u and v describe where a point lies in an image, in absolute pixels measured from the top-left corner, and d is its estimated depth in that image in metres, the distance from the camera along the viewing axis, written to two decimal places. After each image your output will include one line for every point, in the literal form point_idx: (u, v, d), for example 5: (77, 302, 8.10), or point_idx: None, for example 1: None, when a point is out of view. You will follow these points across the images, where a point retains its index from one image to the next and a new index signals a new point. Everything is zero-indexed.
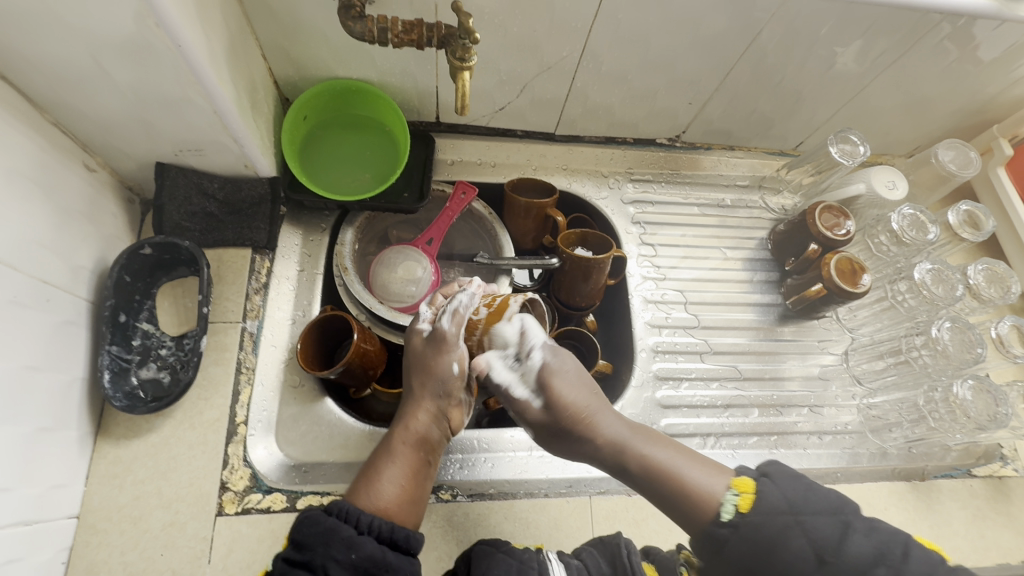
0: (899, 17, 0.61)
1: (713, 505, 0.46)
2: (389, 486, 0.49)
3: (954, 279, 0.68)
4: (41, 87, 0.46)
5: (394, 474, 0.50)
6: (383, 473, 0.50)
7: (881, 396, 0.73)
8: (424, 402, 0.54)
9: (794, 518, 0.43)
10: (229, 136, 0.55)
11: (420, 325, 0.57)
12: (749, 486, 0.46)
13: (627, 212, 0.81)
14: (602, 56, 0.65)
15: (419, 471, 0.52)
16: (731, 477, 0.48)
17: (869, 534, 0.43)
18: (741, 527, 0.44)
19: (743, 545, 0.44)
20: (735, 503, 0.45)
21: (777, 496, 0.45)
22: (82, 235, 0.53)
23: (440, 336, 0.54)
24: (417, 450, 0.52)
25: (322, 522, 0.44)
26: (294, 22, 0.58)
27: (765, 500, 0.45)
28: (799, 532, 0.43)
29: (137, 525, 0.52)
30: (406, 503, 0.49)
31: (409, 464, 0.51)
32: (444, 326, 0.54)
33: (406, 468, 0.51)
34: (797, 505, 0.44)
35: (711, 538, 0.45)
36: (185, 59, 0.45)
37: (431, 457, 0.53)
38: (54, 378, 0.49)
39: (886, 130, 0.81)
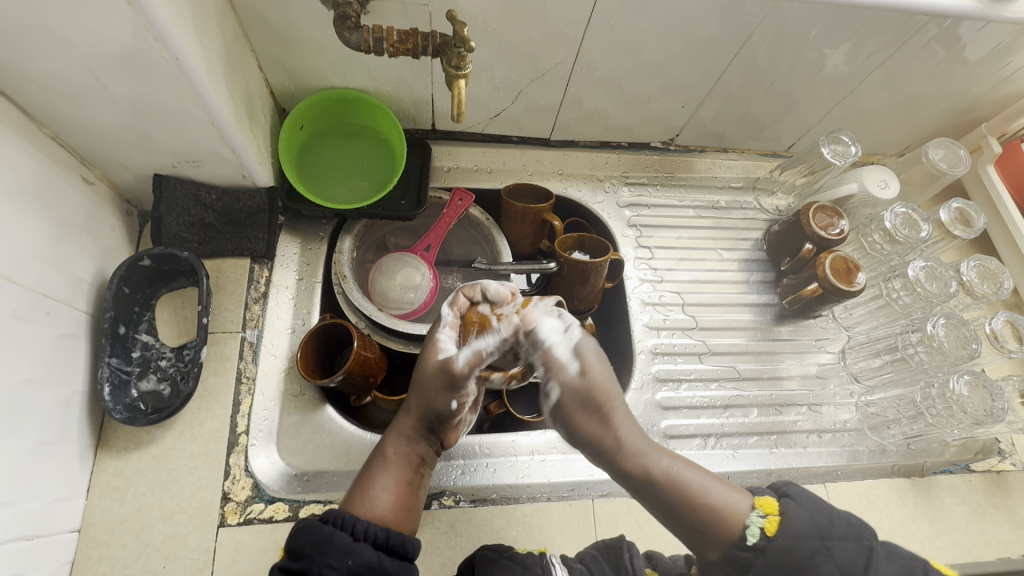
0: (885, 20, 0.62)
1: (737, 526, 0.45)
2: (384, 494, 0.49)
3: (947, 276, 0.68)
4: (39, 102, 0.47)
5: (386, 482, 0.49)
6: (377, 481, 0.49)
7: (879, 394, 0.73)
8: (422, 416, 0.53)
9: (821, 543, 0.43)
10: (227, 148, 0.56)
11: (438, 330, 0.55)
12: (774, 508, 0.46)
13: (624, 215, 0.82)
14: (595, 62, 0.66)
15: (414, 480, 0.52)
16: (754, 497, 0.47)
17: (891, 558, 0.42)
18: (767, 550, 0.44)
19: (771, 568, 0.43)
20: (762, 525, 0.45)
21: (805, 519, 0.44)
22: (80, 248, 0.53)
23: (457, 379, 0.50)
24: (411, 461, 0.52)
25: (317, 530, 0.44)
26: (289, 33, 0.58)
27: (792, 522, 0.44)
28: (826, 556, 0.42)
29: (139, 538, 0.51)
30: (402, 512, 0.49)
31: (404, 473, 0.51)
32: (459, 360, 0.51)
33: (401, 478, 0.50)
34: (824, 528, 0.43)
35: (736, 559, 0.45)
36: (183, 71, 0.46)
37: (426, 467, 0.53)
38: (54, 390, 0.49)
39: (877, 131, 0.82)
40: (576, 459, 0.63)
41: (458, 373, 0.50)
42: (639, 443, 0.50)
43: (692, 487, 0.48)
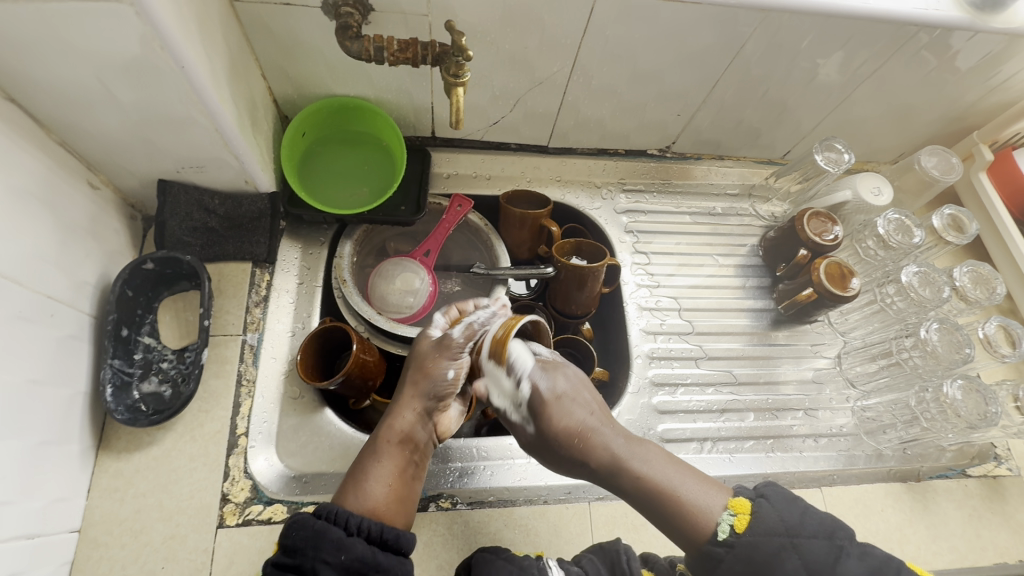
0: (875, 29, 0.63)
1: (710, 526, 0.47)
2: (376, 487, 0.49)
3: (940, 282, 0.68)
4: (48, 109, 0.48)
5: (381, 475, 0.50)
6: (370, 474, 0.50)
7: (875, 398, 0.74)
8: (413, 403, 0.54)
9: (789, 541, 0.44)
10: (230, 154, 0.57)
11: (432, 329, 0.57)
12: (746, 507, 0.47)
13: (621, 221, 0.83)
14: (591, 71, 0.67)
15: (409, 472, 0.52)
16: (727, 497, 0.49)
17: (861, 558, 0.44)
18: (736, 548, 0.45)
19: (739, 564, 0.45)
20: (732, 523, 0.46)
21: (774, 517, 0.46)
22: (85, 251, 0.54)
23: (450, 343, 0.54)
24: (405, 451, 0.52)
25: (310, 526, 0.44)
26: (292, 42, 0.60)
27: (763, 523, 0.46)
28: (793, 555, 0.44)
29: (138, 538, 0.52)
30: (395, 504, 0.49)
31: (398, 465, 0.51)
32: (454, 333, 0.55)
33: (395, 470, 0.51)
34: (793, 528, 0.45)
35: (708, 557, 0.46)
36: (188, 79, 0.47)
37: (421, 459, 0.53)
38: (57, 391, 0.50)
39: (870, 138, 0.84)
40: None
41: (453, 342, 0.54)
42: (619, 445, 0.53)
43: (667, 487, 0.50)
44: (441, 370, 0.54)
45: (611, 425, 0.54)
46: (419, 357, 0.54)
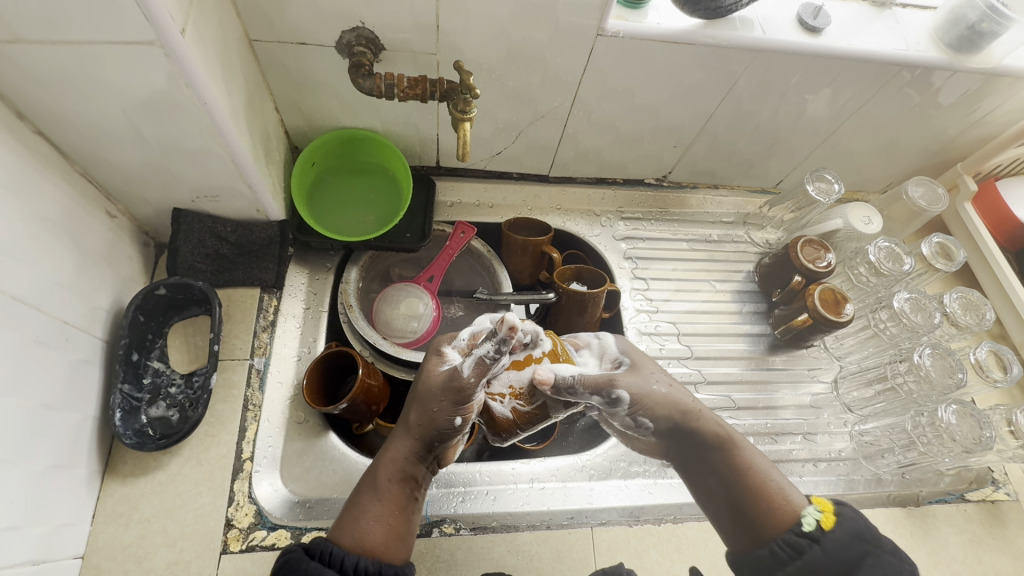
0: (860, 68, 0.66)
1: (794, 516, 0.47)
2: (373, 524, 0.48)
3: (931, 308, 0.70)
4: (73, 141, 0.50)
5: (377, 513, 0.49)
6: (367, 512, 0.48)
7: (872, 423, 0.74)
8: (415, 440, 0.53)
9: (872, 548, 0.43)
10: (244, 183, 0.59)
11: (448, 351, 0.56)
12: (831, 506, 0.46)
13: (620, 248, 0.85)
14: (591, 106, 0.70)
15: (405, 508, 0.51)
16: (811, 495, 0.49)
17: None
18: (822, 541, 0.44)
19: (824, 559, 0.43)
20: (817, 517, 0.46)
21: (858, 523, 0.45)
22: (101, 277, 0.55)
23: (459, 383, 0.50)
24: (404, 488, 0.51)
25: (306, 568, 0.43)
26: (306, 79, 0.63)
27: (846, 522, 0.45)
28: (876, 561, 0.43)
29: (141, 564, 0.52)
30: (393, 542, 0.48)
31: (396, 501, 0.50)
32: (465, 370, 0.50)
33: (393, 506, 0.50)
34: (875, 537, 0.44)
35: (788, 543, 0.45)
36: (209, 113, 0.49)
37: (417, 495, 0.53)
38: (67, 416, 0.50)
39: (859, 169, 0.87)
40: (574, 488, 0.64)
41: (461, 379, 0.50)
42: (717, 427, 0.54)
43: (757, 472, 0.50)
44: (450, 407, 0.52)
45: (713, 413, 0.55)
46: (424, 389, 0.53)
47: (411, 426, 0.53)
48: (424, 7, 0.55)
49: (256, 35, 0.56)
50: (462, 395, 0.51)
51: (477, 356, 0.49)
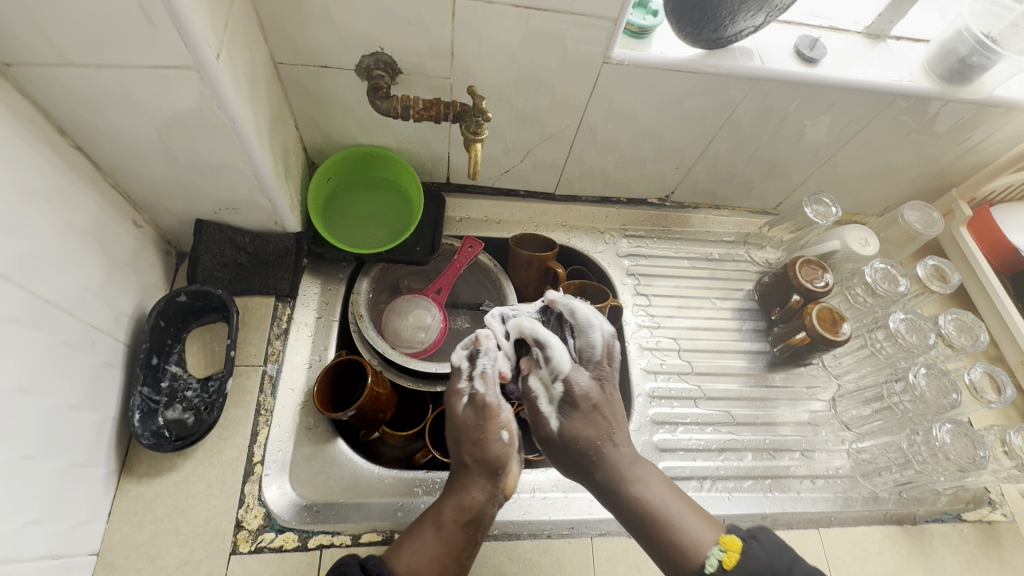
0: (855, 96, 0.69)
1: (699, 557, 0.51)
2: (427, 560, 0.52)
3: (926, 328, 0.71)
4: (108, 155, 0.53)
5: (431, 550, 0.53)
6: (420, 546, 0.53)
7: (870, 441, 0.75)
8: (479, 480, 0.56)
9: None
10: (265, 197, 0.62)
11: (459, 382, 0.60)
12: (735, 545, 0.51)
13: (623, 264, 0.87)
14: (596, 128, 0.73)
15: (460, 549, 0.54)
16: (720, 533, 0.53)
17: None
18: None
19: None
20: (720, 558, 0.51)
21: (762, 557, 0.50)
22: (126, 284, 0.58)
23: (485, 403, 0.58)
24: (465, 530, 0.55)
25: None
26: (326, 99, 0.66)
27: (751, 560, 0.50)
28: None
29: (154, 563, 0.54)
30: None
31: (453, 542, 0.54)
32: (479, 387, 0.59)
33: (449, 547, 0.53)
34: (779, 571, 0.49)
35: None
36: (237, 133, 0.52)
37: (477, 535, 0.55)
38: (91, 416, 0.52)
39: (857, 192, 0.89)
40: (575, 498, 0.65)
41: (483, 398, 0.58)
42: (626, 462, 0.57)
43: (663, 512, 0.54)
44: (493, 437, 0.57)
45: (625, 435, 0.59)
46: (471, 426, 0.58)
47: (472, 466, 0.57)
48: (440, 35, 0.58)
49: (281, 58, 0.60)
50: (494, 421, 0.58)
51: (481, 371, 0.59)
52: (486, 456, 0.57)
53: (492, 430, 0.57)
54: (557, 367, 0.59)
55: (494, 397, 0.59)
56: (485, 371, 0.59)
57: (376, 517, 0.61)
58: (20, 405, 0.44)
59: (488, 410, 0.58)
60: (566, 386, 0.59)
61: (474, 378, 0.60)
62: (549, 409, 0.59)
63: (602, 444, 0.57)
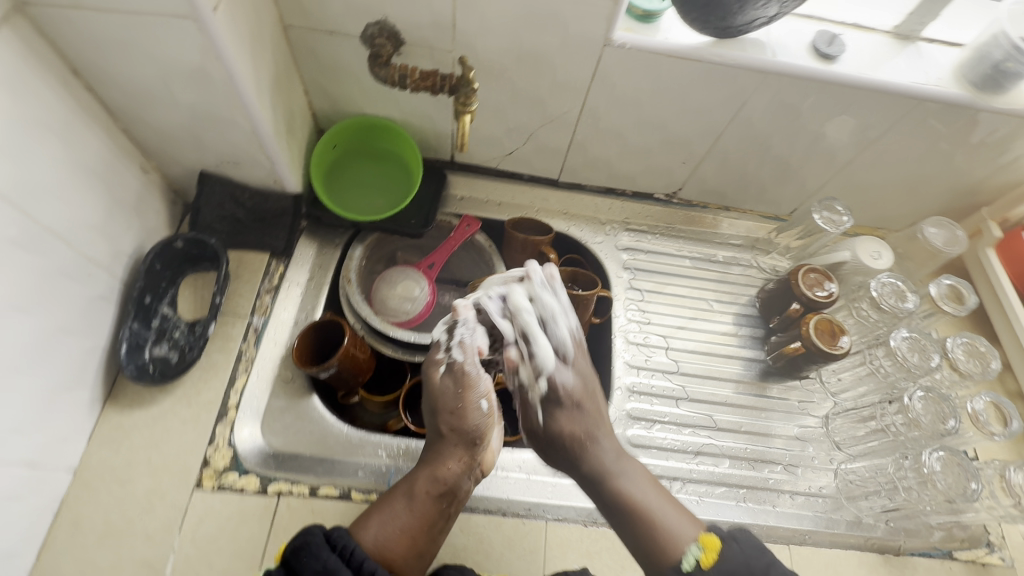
0: (875, 97, 0.66)
1: (677, 552, 0.53)
2: (396, 533, 0.54)
3: (930, 349, 0.67)
4: (119, 100, 0.56)
5: (404, 522, 0.55)
6: (392, 518, 0.55)
7: (860, 463, 0.71)
8: (454, 453, 0.58)
9: None
10: (264, 154, 0.64)
11: (438, 353, 0.62)
12: (714, 545, 0.52)
13: (620, 257, 0.86)
14: (599, 113, 0.72)
15: (431, 522, 0.56)
16: (700, 531, 0.54)
17: None
18: None
19: None
20: (697, 556, 0.52)
21: (738, 559, 0.51)
22: (128, 225, 0.61)
23: (461, 372, 0.60)
24: (439, 503, 0.56)
25: (324, 560, 0.48)
26: (333, 65, 0.68)
27: (728, 561, 0.51)
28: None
29: (123, 487, 0.57)
30: (408, 554, 0.54)
31: (424, 514, 0.55)
32: (457, 357, 0.61)
33: (420, 518, 0.55)
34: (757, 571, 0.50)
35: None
36: (235, 86, 0.55)
37: (451, 510, 0.57)
38: (81, 342, 0.56)
39: (877, 205, 0.85)
40: (537, 481, 0.65)
41: (460, 366, 0.60)
42: (610, 460, 0.59)
43: (645, 506, 0.56)
44: (471, 406, 0.60)
45: (610, 436, 0.62)
46: (447, 398, 0.60)
47: (448, 437, 0.59)
48: (441, 6, 0.59)
49: (290, 21, 0.62)
50: (472, 391, 0.60)
51: (460, 340, 0.61)
52: (462, 427, 0.59)
53: (468, 401, 0.60)
54: (540, 365, 0.61)
55: (472, 366, 0.61)
56: (463, 340, 0.61)
57: (337, 473, 0.62)
58: (12, 320, 0.47)
59: (463, 379, 0.60)
60: (550, 383, 0.61)
61: (452, 348, 0.61)
62: (538, 406, 0.62)
63: (586, 437, 0.60)
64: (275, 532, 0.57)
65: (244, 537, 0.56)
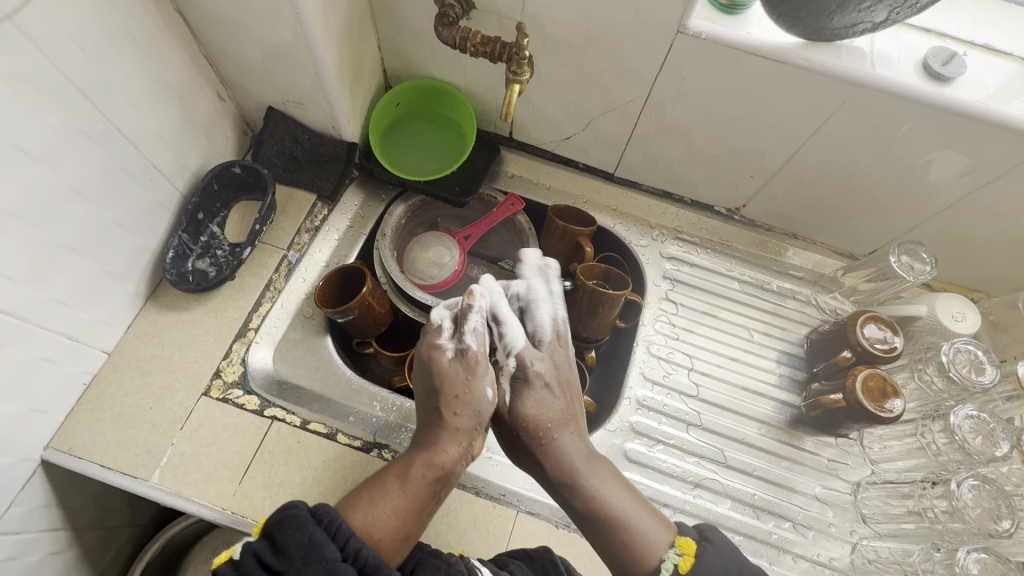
0: (991, 132, 0.56)
1: (653, 559, 0.49)
2: (387, 513, 0.49)
3: (997, 434, 0.58)
4: (203, 26, 0.60)
5: (397, 503, 0.49)
6: (385, 499, 0.49)
7: (886, 543, 0.63)
8: (458, 437, 0.54)
9: None
10: (324, 98, 0.67)
11: (441, 339, 0.58)
12: (691, 549, 0.49)
13: (662, 265, 0.81)
14: (664, 109, 0.68)
15: (424, 506, 0.51)
16: (675, 535, 0.51)
17: None
18: None
19: None
20: (676, 563, 0.48)
21: (716, 561, 0.47)
22: (195, 144, 0.66)
23: (472, 357, 0.56)
24: (434, 486, 0.51)
25: (309, 533, 0.44)
26: (405, 25, 0.69)
27: (705, 564, 0.48)
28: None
29: (144, 377, 0.62)
30: (399, 539, 0.48)
31: (418, 496, 0.50)
32: (469, 343, 0.56)
33: (413, 502, 0.50)
34: (733, 573, 0.47)
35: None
36: (302, 28, 0.57)
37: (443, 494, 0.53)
38: (135, 240, 0.61)
39: (975, 262, 0.74)
40: (518, 470, 0.64)
41: (472, 353, 0.56)
42: (579, 460, 0.55)
43: (617, 510, 0.52)
44: (477, 391, 0.55)
45: (579, 427, 0.58)
46: (453, 380, 0.55)
47: (453, 421, 0.54)
48: None
49: None
50: (480, 378, 0.55)
51: (474, 327, 0.57)
52: (467, 411, 0.54)
53: (477, 384, 0.55)
54: (511, 344, 0.59)
55: (485, 357, 0.56)
56: (477, 327, 0.57)
57: (330, 413, 0.65)
58: (72, 204, 0.53)
59: (475, 365, 0.55)
60: (521, 363, 0.58)
61: (465, 334, 0.57)
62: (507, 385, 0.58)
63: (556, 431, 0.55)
64: (262, 452, 0.60)
65: (232, 448, 0.60)
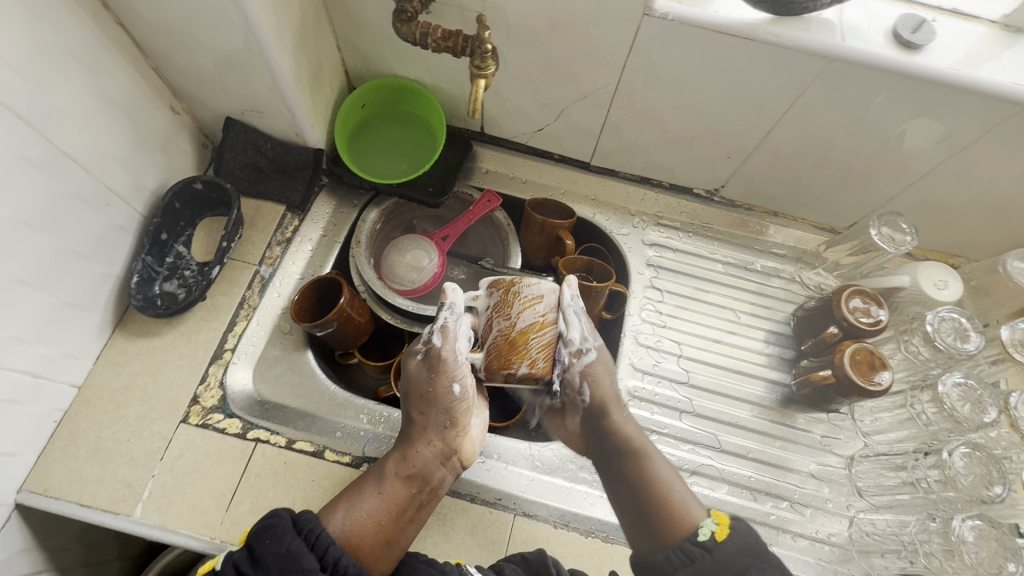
0: (963, 100, 0.56)
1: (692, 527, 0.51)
2: (363, 516, 0.50)
3: (986, 401, 0.58)
4: (147, 37, 0.57)
5: (372, 506, 0.51)
6: (360, 501, 0.51)
7: (883, 515, 0.63)
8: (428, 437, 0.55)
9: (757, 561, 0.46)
10: (284, 106, 0.65)
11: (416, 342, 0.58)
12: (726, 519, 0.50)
13: (645, 253, 0.80)
14: (636, 94, 0.67)
15: (402, 509, 0.52)
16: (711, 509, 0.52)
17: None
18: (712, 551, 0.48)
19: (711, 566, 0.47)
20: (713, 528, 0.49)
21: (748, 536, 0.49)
22: (152, 162, 0.63)
23: (436, 356, 0.55)
24: (408, 486, 0.53)
25: (287, 543, 0.44)
26: (363, 23, 0.66)
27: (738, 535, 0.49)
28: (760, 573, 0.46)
29: (118, 408, 0.60)
30: (378, 542, 0.50)
31: (393, 497, 0.52)
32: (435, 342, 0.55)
33: (388, 502, 0.52)
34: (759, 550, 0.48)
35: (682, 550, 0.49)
36: (253, 34, 0.54)
37: (422, 496, 0.54)
38: (95, 267, 0.59)
39: (954, 228, 0.74)
40: (513, 472, 0.63)
41: (434, 350, 0.55)
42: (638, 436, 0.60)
43: (663, 485, 0.55)
44: (443, 389, 0.55)
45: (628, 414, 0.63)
46: (418, 380, 0.56)
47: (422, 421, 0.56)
48: None
49: None
50: (446, 375, 0.55)
51: (440, 324, 0.55)
52: (434, 409, 0.56)
53: (441, 381, 0.55)
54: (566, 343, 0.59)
55: (451, 353, 0.55)
56: (445, 324, 0.55)
57: (317, 429, 0.63)
58: (21, 236, 0.50)
59: (438, 364, 0.55)
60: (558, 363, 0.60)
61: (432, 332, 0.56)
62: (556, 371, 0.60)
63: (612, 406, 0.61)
64: (247, 477, 0.58)
65: (215, 475, 0.58)
